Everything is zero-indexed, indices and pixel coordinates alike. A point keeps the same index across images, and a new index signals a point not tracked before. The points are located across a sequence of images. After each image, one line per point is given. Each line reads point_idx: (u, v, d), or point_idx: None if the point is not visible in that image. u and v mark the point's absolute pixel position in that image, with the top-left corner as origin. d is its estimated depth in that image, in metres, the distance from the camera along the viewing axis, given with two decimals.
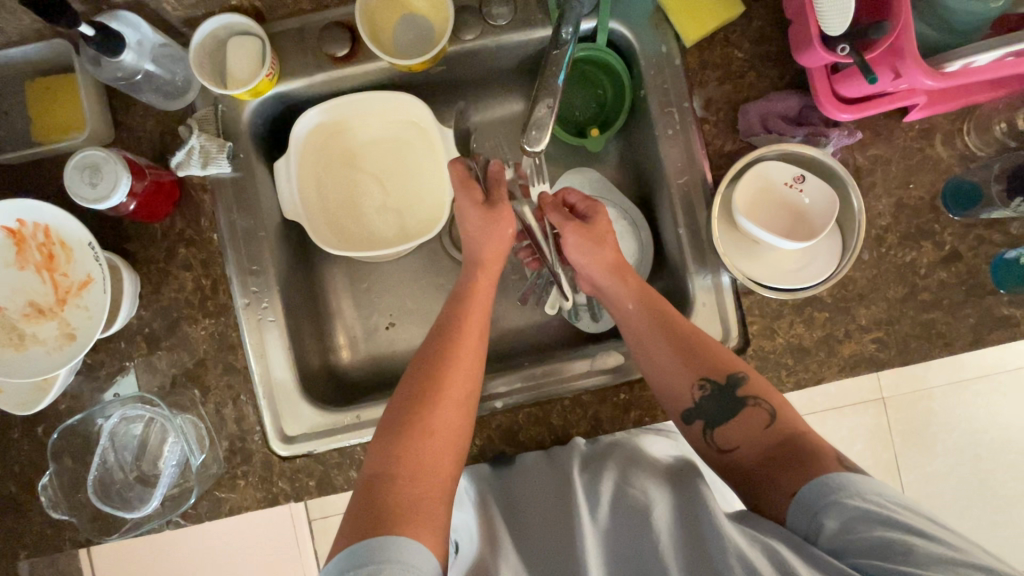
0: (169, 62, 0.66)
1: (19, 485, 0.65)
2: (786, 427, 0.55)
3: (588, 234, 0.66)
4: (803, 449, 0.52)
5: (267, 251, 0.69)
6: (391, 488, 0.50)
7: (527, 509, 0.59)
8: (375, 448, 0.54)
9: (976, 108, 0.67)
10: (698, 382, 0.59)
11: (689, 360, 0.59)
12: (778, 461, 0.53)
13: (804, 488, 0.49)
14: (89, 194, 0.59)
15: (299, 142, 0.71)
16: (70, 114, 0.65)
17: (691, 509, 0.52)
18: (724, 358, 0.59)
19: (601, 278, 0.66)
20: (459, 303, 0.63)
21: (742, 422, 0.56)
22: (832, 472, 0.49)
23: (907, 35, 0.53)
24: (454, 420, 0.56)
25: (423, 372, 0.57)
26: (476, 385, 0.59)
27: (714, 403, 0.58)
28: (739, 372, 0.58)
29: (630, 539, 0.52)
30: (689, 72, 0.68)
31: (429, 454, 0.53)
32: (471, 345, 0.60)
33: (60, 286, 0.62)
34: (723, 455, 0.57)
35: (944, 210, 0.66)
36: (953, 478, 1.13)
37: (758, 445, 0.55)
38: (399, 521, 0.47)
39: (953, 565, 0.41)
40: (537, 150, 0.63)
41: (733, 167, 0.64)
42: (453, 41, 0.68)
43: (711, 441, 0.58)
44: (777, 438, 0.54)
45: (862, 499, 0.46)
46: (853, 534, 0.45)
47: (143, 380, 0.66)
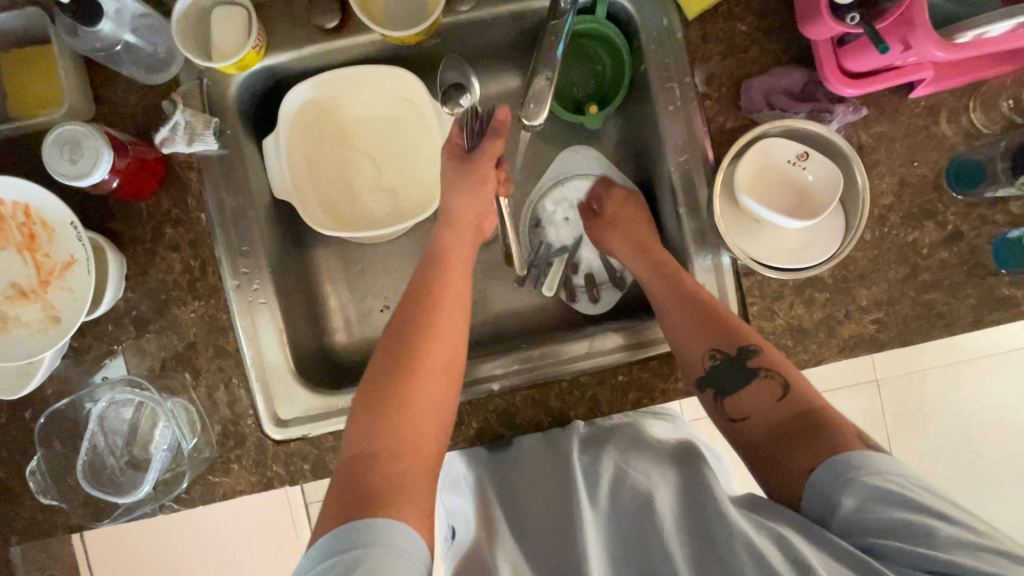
0: (150, 32, 0.63)
1: (7, 471, 0.64)
2: (800, 398, 0.55)
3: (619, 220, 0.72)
4: (817, 422, 0.52)
5: (257, 232, 0.67)
6: (373, 462, 0.50)
7: (526, 495, 0.59)
8: (356, 423, 0.53)
9: (983, 84, 0.66)
10: (708, 354, 0.60)
11: (703, 332, 0.60)
12: (790, 433, 0.53)
13: (817, 468, 0.49)
14: (69, 171, 0.57)
15: (289, 118, 0.69)
16: (47, 88, 0.62)
17: (695, 495, 0.51)
18: (739, 330, 0.60)
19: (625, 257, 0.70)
20: (449, 277, 0.62)
21: (753, 392, 0.57)
22: (851, 450, 0.48)
23: (918, 4, 0.51)
24: (435, 392, 0.55)
25: (402, 346, 0.57)
26: (458, 355, 0.58)
27: (728, 375, 0.59)
28: (754, 345, 0.59)
29: (629, 520, 0.52)
30: (691, 46, 0.66)
31: (410, 427, 0.53)
32: (450, 318, 0.59)
33: (42, 266, 0.60)
34: (733, 426, 0.58)
35: (947, 189, 0.65)
36: (944, 458, 1.14)
37: (771, 416, 0.55)
38: (384, 498, 0.47)
39: (972, 550, 0.41)
40: (536, 125, 0.60)
41: (735, 144, 0.62)
42: (448, 13, 0.65)
43: (723, 411, 0.59)
44: (793, 411, 0.54)
45: (878, 479, 0.46)
46: (870, 515, 0.44)
47: (132, 364, 0.65)
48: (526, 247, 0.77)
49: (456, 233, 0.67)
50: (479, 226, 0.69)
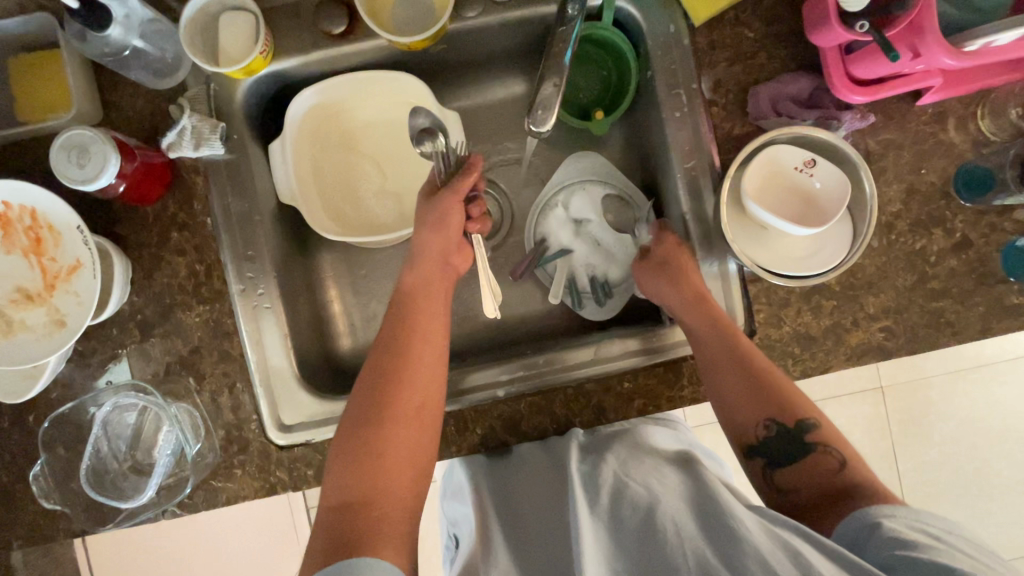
0: (158, 38, 0.63)
1: (9, 475, 0.64)
2: (855, 477, 0.53)
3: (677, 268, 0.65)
4: (871, 498, 0.50)
5: (263, 237, 0.67)
6: (351, 514, 0.51)
7: (525, 513, 0.59)
8: (332, 470, 0.54)
9: (991, 91, 0.66)
10: (765, 422, 0.57)
11: (761, 397, 0.58)
12: (834, 502, 0.52)
13: (847, 519, 0.48)
14: (76, 175, 0.57)
15: (295, 123, 0.69)
16: (55, 92, 0.62)
17: (697, 503, 0.50)
18: (800, 401, 0.57)
19: (674, 303, 0.65)
20: (422, 310, 0.62)
21: (808, 468, 0.55)
22: (898, 507, 0.47)
23: (928, 10, 0.51)
24: (410, 437, 0.55)
25: (372, 390, 0.57)
26: (433, 396, 0.58)
27: (781, 445, 0.57)
28: (812, 418, 0.56)
29: (632, 530, 0.49)
30: (697, 53, 0.66)
31: (386, 472, 0.53)
32: (422, 356, 0.59)
33: (48, 270, 0.60)
34: (779, 497, 0.56)
35: (956, 196, 0.65)
36: (950, 467, 1.13)
37: (820, 488, 0.53)
38: (362, 544, 0.48)
39: None
40: (543, 132, 0.59)
41: (743, 151, 0.62)
42: (455, 19, 0.65)
43: (771, 481, 0.56)
44: (844, 483, 0.52)
45: (927, 518, 0.45)
46: (908, 535, 0.43)
47: (136, 368, 0.65)
48: (528, 239, 0.77)
49: (421, 267, 0.65)
50: (448, 259, 0.66)
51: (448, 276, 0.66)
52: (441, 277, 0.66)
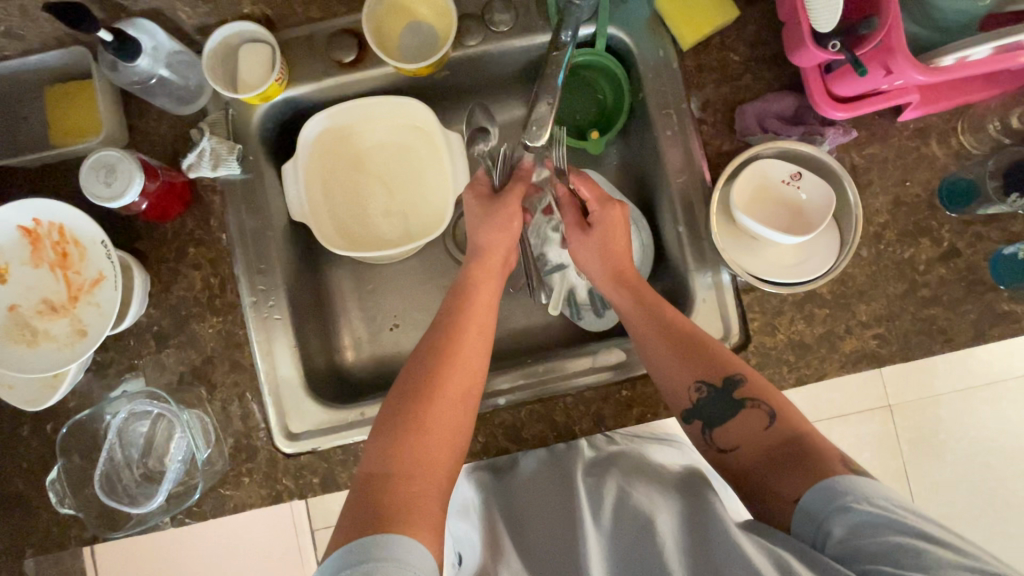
0: (182, 68, 0.68)
1: (27, 482, 0.66)
2: (788, 428, 0.54)
3: (586, 244, 0.69)
4: (808, 451, 0.51)
5: (275, 251, 0.70)
6: (385, 485, 0.50)
7: (529, 520, 0.59)
8: (373, 446, 0.54)
9: (970, 107, 0.68)
10: (696, 385, 0.59)
11: (690, 362, 0.59)
12: (778, 462, 0.52)
13: (807, 494, 0.48)
14: (103, 193, 0.61)
15: (307, 146, 0.73)
16: (86, 118, 0.67)
17: (693, 510, 0.52)
18: (724, 359, 0.59)
19: (599, 281, 0.69)
20: (473, 304, 0.63)
21: (741, 423, 0.56)
22: (840, 476, 0.48)
23: (896, 31, 0.55)
24: (452, 418, 0.56)
25: (422, 371, 0.58)
26: (476, 382, 0.59)
27: (715, 405, 0.58)
28: (739, 374, 0.58)
29: (631, 540, 0.51)
30: (686, 75, 0.70)
31: (426, 451, 0.53)
32: (473, 340, 0.60)
33: (73, 283, 0.64)
34: (723, 456, 0.57)
35: (941, 207, 0.67)
36: (962, 486, 1.12)
37: (759, 448, 0.54)
38: (396, 518, 0.47)
39: (967, 572, 0.40)
40: (538, 145, 0.64)
41: (731, 165, 0.65)
42: (457, 47, 0.70)
43: (710, 441, 0.58)
44: (780, 439, 0.53)
45: (871, 504, 0.45)
46: (862, 538, 0.44)
47: (151, 378, 0.67)
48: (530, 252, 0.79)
49: (484, 261, 0.67)
50: (507, 261, 0.69)
51: (504, 270, 0.68)
52: (499, 275, 0.67)
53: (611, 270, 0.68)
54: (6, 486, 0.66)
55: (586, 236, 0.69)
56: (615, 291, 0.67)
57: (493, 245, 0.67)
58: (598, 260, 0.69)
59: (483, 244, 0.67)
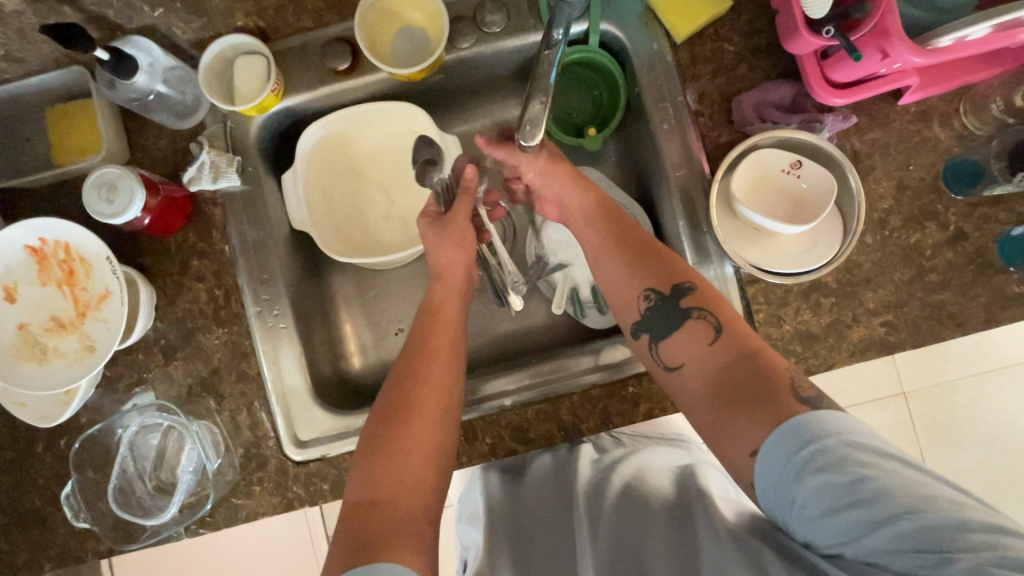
0: (179, 83, 0.69)
1: (43, 498, 0.67)
2: (731, 343, 0.52)
3: (562, 167, 0.67)
4: (751, 369, 0.50)
5: (277, 261, 0.70)
6: (372, 514, 0.51)
7: (531, 526, 0.62)
8: (356, 472, 0.54)
9: (972, 87, 0.67)
10: (645, 293, 0.59)
11: (641, 271, 0.60)
12: (725, 380, 0.51)
13: (762, 445, 0.45)
14: (106, 211, 0.61)
15: (305, 154, 0.73)
16: (87, 136, 0.68)
17: (687, 525, 0.54)
18: (676, 269, 0.59)
19: (574, 203, 0.67)
20: (439, 327, 0.63)
21: (688, 336, 0.55)
22: (792, 421, 0.44)
23: (891, 13, 0.54)
24: (431, 437, 0.56)
25: (396, 392, 0.58)
26: (452, 399, 0.59)
27: (661, 316, 0.58)
28: (687, 283, 0.57)
29: (624, 551, 0.55)
30: (681, 68, 0.69)
31: (409, 473, 0.53)
32: (442, 359, 0.60)
33: (80, 300, 0.64)
34: (671, 372, 0.56)
35: (947, 190, 0.66)
36: (982, 472, 1.11)
37: (705, 362, 0.53)
38: (384, 548, 0.48)
39: (931, 528, 0.38)
40: (532, 146, 0.62)
41: (729, 156, 0.65)
42: (450, 50, 0.70)
43: (659, 355, 0.57)
44: (727, 354, 0.52)
45: (831, 459, 0.42)
46: (826, 506, 0.41)
47: (161, 391, 0.68)
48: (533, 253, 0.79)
49: (448, 284, 0.66)
50: (469, 275, 0.68)
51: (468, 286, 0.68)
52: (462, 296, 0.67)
53: (587, 192, 0.66)
54: (23, 502, 0.67)
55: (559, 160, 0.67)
56: (586, 213, 0.66)
57: (454, 263, 0.67)
58: (580, 180, 0.67)
59: (444, 265, 0.67)
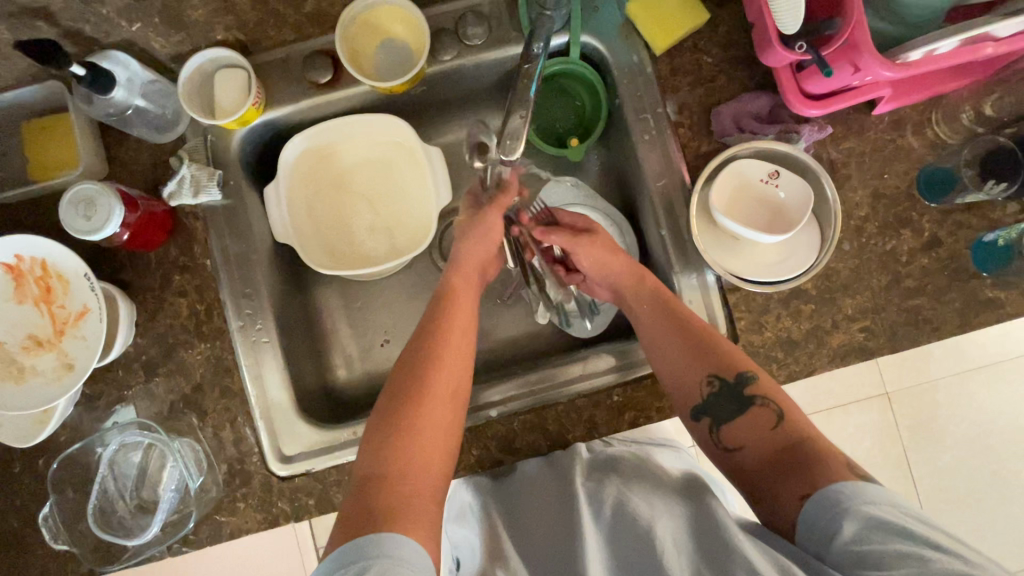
0: (159, 97, 0.68)
1: (20, 520, 0.66)
2: (793, 430, 0.54)
3: (596, 246, 0.69)
4: (811, 453, 0.51)
5: (260, 274, 0.70)
6: (380, 487, 0.51)
7: (530, 520, 0.62)
8: (367, 448, 0.54)
9: (943, 97, 0.69)
10: (706, 379, 0.58)
11: (702, 356, 0.59)
12: (784, 461, 0.52)
13: (809, 504, 0.48)
14: (83, 227, 0.61)
15: (288, 167, 0.73)
16: (65, 152, 0.67)
17: (698, 519, 0.53)
18: (734, 355, 0.59)
19: (624, 284, 0.68)
20: (453, 312, 0.63)
21: (748, 421, 0.56)
22: (846, 481, 0.47)
23: (861, 29, 0.55)
24: (445, 416, 0.56)
25: (414, 368, 0.59)
26: (465, 380, 0.60)
27: (723, 401, 0.58)
28: (748, 371, 0.58)
29: (633, 546, 0.53)
30: (661, 79, 0.70)
31: (419, 451, 0.54)
32: (457, 337, 0.61)
33: (57, 317, 0.63)
34: (728, 454, 0.56)
35: (920, 198, 0.67)
36: (964, 470, 1.12)
37: (766, 445, 0.54)
38: (392, 521, 0.48)
39: None
40: (513, 159, 0.62)
41: (709, 166, 0.66)
42: (432, 62, 0.70)
43: (718, 438, 0.57)
44: (786, 440, 0.53)
45: (880, 512, 0.45)
46: (866, 543, 0.43)
47: (142, 408, 0.67)
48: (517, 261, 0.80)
49: (464, 273, 0.68)
50: (484, 271, 0.71)
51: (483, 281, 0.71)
52: (477, 286, 0.69)
53: (634, 271, 0.68)
54: (0, 524, 0.66)
55: (595, 239, 0.69)
56: (638, 294, 0.66)
57: (468, 258, 0.69)
58: (617, 259, 0.68)
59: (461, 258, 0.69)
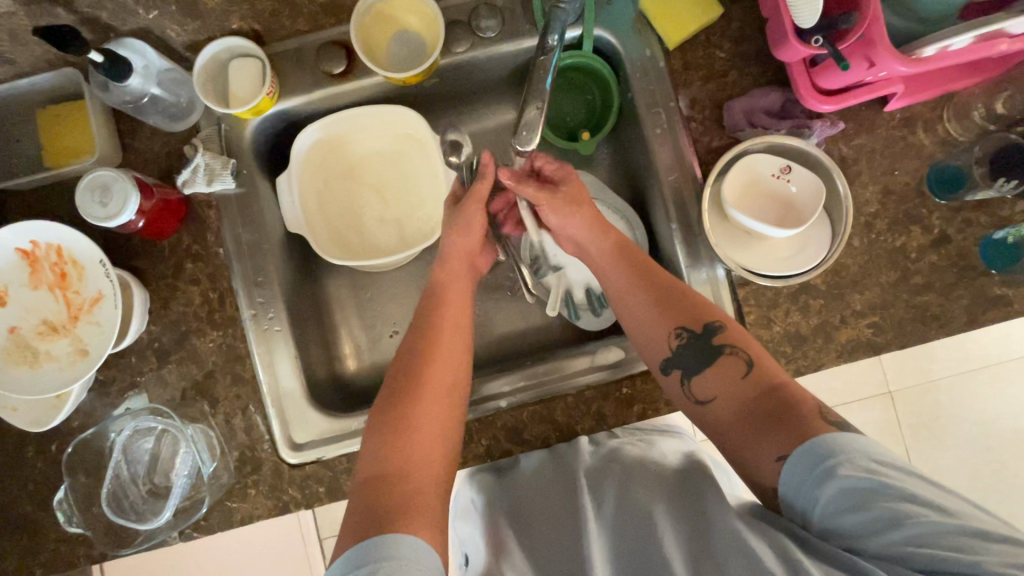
0: (173, 85, 0.69)
1: (33, 503, 0.66)
2: (763, 377, 0.53)
3: (558, 201, 0.69)
4: (784, 402, 0.51)
5: (271, 263, 0.71)
6: (383, 486, 0.51)
7: (533, 516, 0.61)
8: (367, 447, 0.55)
9: (955, 95, 0.69)
10: (675, 331, 0.59)
11: (670, 310, 0.60)
12: (757, 413, 0.52)
13: (788, 465, 0.47)
14: (99, 213, 0.61)
15: (300, 157, 0.73)
16: (80, 139, 0.68)
17: (698, 515, 0.53)
18: (703, 309, 0.60)
19: (594, 247, 0.68)
20: (446, 311, 0.64)
21: (718, 373, 0.56)
22: (822, 435, 0.47)
23: (877, 24, 0.56)
24: (439, 411, 0.57)
25: (408, 365, 0.60)
26: (460, 376, 0.60)
27: (691, 353, 0.58)
28: (715, 322, 0.58)
29: (635, 541, 0.53)
30: (673, 73, 0.71)
31: (418, 447, 0.54)
32: (448, 336, 0.62)
33: (72, 303, 0.64)
34: (702, 407, 0.56)
35: (930, 195, 0.68)
36: (966, 469, 1.13)
37: (738, 395, 0.54)
38: (399, 520, 0.48)
39: (944, 534, 0.41)
40: (529, 150, 0.64)
41: (721, 161, 0.66)
42: (445, 54, 0.71)
43: (688, 391, 0.57)
44: (757, 388, 0.53)
45: (856, 468, 0.44)
46: (849, 509, 0.44)
47: (154, 394, 0.68)
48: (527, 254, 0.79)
49: (452, 268, 0.68)
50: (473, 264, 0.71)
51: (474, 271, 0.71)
52: (467, 280, 0.69)
53: (595, 223, 0.68)
54: (14, 508, 0.66)
55: (556, 193, 0.69)
56: (609, 254, 0.67)
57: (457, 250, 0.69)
58: (581, 213, 0.68)
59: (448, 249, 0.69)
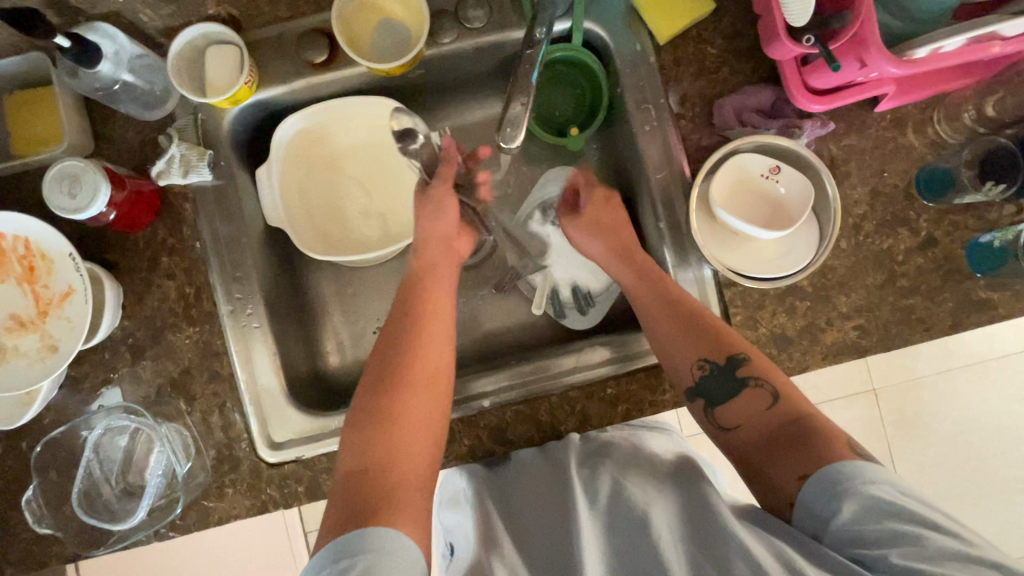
0: (147, 72, 0.66)
1: (3, 502, 0.64)
2: (792, 408, 0.55)
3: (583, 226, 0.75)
4: (810, 433, 0.52)
5: (250, 258, 0.69)
6: (366, 477, 0.51)
7: (525, 511, 0.61)
8: (350, 438, 0.54)
9: (945, 96, 0.69)
10: (698, 364, 0.60)
11: (698, 339, 0.60)
12: (781, 440, 0.53)
13: (806, 486, 0.49)
14: (67, 205, 0.59)
15: (280, 148, 0.71)
16: (49, 127, 0.65)
17: (694, 509, 0.53)
18: (729, 339, 0.60)
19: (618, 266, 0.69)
20: (429, 298, 0.64)
21: (743, 403, 0.57)
22: (845, 460, 0.48)
23: (869, 24, 0.55)
24: (424, 400, 0.57)
25: (394, 354, 0.59)
26: (447, 364, 0.60)
27: (718, 383, 0.59)
28: (741, 353, 0.58)
29: (629, 536, 0.53)
30: (663, 69, 0.69)
31: (404, 437, 0.54)
32: (433, 324, 0.61)
33: (41, 298, 0.62)
34: (725, 433, 0.58)
35: (919, 197, 0.67)
36: (946, 467, 1.14)
37: (764, 425, 0.55)
38: (380, 512, 0.48)
39: (960, 562, 0.41)
40: (513, 148, 0.61)
41: (710, 159, 0.65)
42: (431, 44, 0.69)
43: (715, 418, 0.58)
44: (785, 418, 0.54)
45: (876, 489, 0.46)
46: (865, 525, 0.44)
47: (128, 391, 0.66)
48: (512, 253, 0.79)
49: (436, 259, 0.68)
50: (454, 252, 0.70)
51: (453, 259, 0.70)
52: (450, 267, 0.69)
53: (618, 248, 0.71)
54: None
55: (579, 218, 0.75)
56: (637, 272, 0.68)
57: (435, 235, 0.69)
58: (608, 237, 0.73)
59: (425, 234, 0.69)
